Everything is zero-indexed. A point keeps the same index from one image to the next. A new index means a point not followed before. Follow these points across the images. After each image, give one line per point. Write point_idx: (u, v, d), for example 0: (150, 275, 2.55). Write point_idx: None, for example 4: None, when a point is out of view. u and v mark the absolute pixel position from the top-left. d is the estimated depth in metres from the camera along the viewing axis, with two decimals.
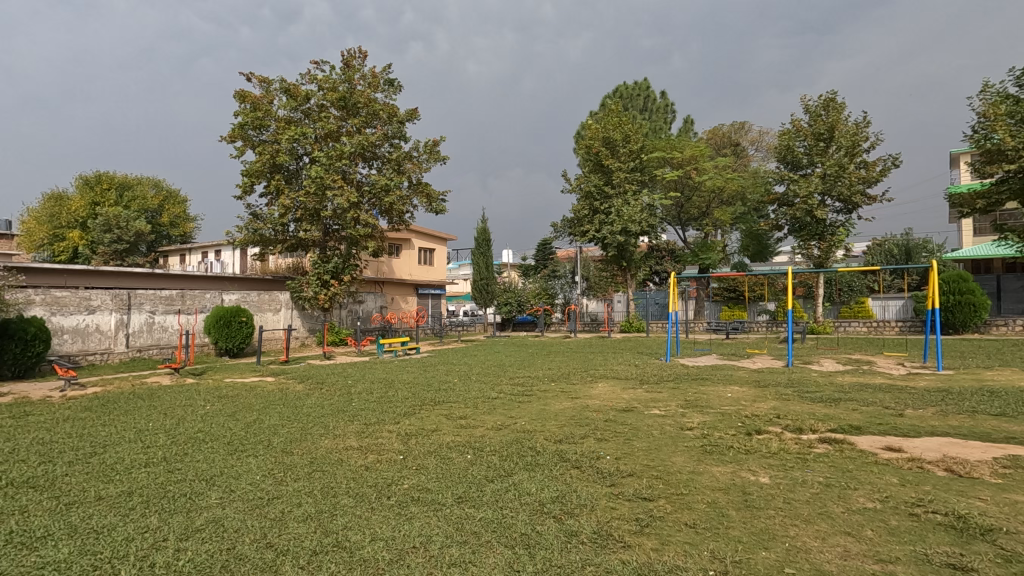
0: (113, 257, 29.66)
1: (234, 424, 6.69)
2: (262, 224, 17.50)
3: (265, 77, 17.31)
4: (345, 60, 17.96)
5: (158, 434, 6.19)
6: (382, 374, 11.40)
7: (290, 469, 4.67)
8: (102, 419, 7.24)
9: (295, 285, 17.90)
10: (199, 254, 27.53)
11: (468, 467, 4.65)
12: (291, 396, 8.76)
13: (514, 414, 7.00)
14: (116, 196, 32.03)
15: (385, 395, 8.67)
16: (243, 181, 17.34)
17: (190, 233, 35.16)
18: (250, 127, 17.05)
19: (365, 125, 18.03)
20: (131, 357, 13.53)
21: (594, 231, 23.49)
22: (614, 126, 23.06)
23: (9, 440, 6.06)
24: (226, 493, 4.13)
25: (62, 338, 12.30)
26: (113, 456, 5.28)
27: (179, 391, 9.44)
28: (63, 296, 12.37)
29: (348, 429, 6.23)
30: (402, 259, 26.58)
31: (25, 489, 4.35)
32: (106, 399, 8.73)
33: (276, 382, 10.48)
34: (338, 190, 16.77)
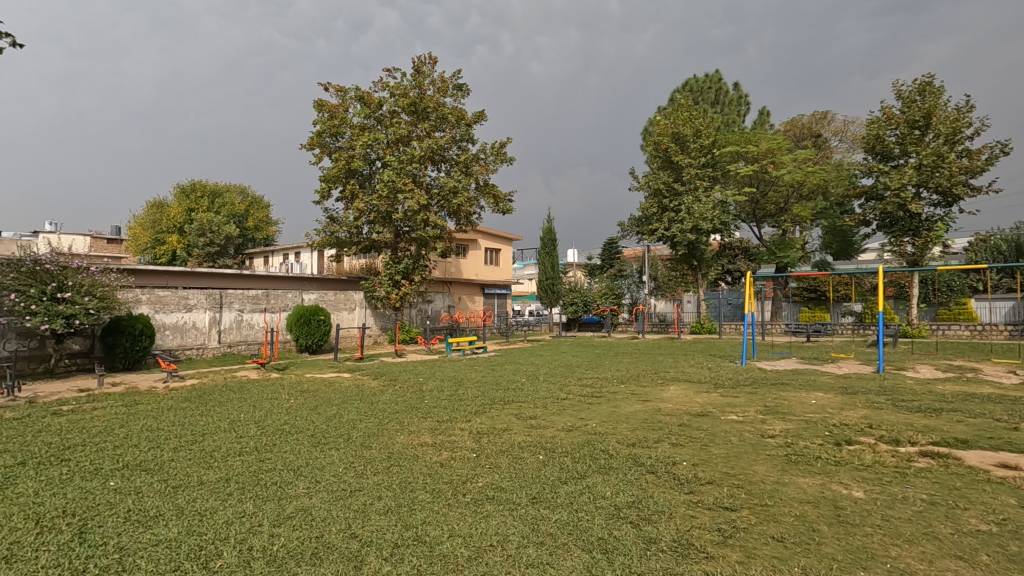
0: (206, 259, 32.21)
1: (316, 417, 7.05)
2: (338, 227, 18.34)
3: (342, 86, 18.14)
4: (416, 67, 18.58)
5: (249, 425, 6.63)
6: (451, 373, 11.61)
7: (369, 463, 4.87)
8: (200, 409, 7.85)
9: (368, 285, 18.61)
10: (281, 256, 29.27)
11: (541, 468, 4.65)
12: (367, 392, 9.15)
13: (584, 415, 6.94)
14: (208, 202, 34.73)
15: (456, 393, 8.85)
16: (322, 187, 18.24)
17: (273, 236, 37.55)
18: (327, 134, 17.90)
19: (435, 129, 18.53)
20: (222, 352, 14.58)
21: (664, 229, 22.92)
22: (683, 121, 22.42)
23: (123, 426, 6.71)
24: (312, 483, 4.36)
25: (164, 334, 13.43)
26: (211, 444, 5.72)
27: (265, 385, 10.09)
28: (164, 295, 13.48)
29: (422, 426, 6.41)
30: (469, 259, 27.02)
31: (139, 471, 4.79)
32: (203, 391, 9.48)
33: (351, 379, 10.93)
34: (409, 193, 17.27)
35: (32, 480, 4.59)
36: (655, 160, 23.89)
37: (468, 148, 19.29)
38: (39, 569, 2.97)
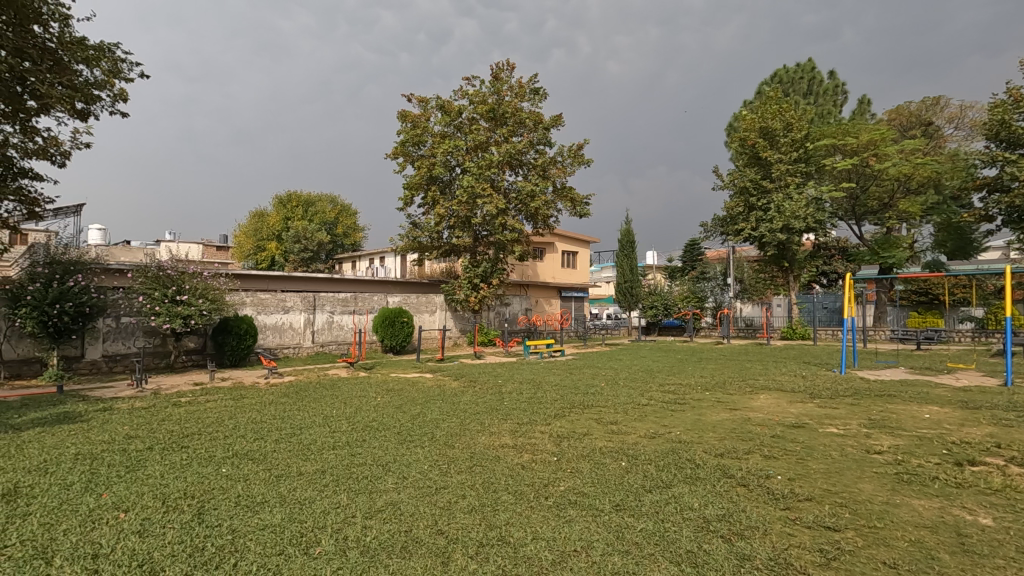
0: (301, 264, 34.53)
1: (401, 415, 7.34)
2: (420, 233, 19.00)
3: (424, 96, 18.79)
4: (494, 74, 18.91)
5: (341, 421, 7.02)
6: (529, 375, 11.67)
7: (452, 462, 4.99)
8: (297, 404, 8.42)
9: (448, 288, 19.10)
10: (367, 261, 30.80)
11: (624, 475, 4.56)
12: (448, 392, 9.39)
13: (667, 422, 6.71)
14: (303, 212, 37.26)
15: (534, 396, 8.88)
16: (405, 194, 18.98)
17: (360, 242, 39.54)
18: (410, 143, 18.61)
19: (512, 134, 18.77)
20: (316, 351, 15.54)
21: (751, 229, 21.82)
22: (772, 114, 21.18)
23: (232, 418, 7.33)
24: (400, 479, 4.54)
25: (265, 334, 14.55)
26: (308, 437, 6.11)
27: (354, 383, 10.62)
28: (266, 298, 14.59)
29: (502, 427, 6.48)
30: (546, 262, 27.06)
31: (246, 460, 5.21)
32: (299, 388, 10.14)
33: (433, 379, 11.26)
34: (487, 198, 17.59)
35: (158, 464, 5.11)
36: (741, 156, 22.77)
37: (545, 151, 19.39)
38: (167, 544, 3.30)
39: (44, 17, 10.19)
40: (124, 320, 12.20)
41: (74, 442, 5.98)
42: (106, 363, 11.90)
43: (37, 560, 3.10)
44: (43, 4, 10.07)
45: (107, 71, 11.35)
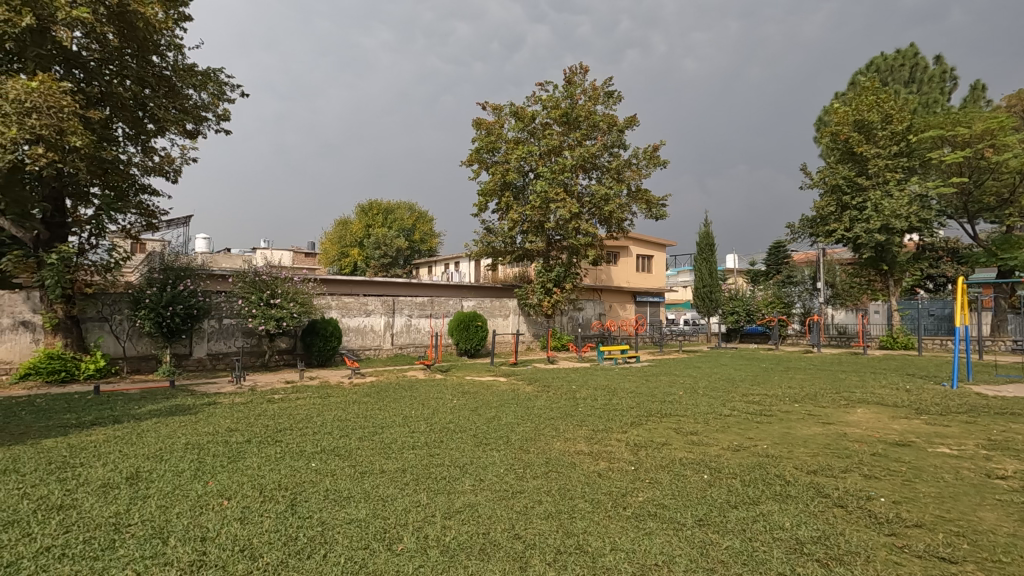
0: (381, 269, 36.22)
1: (477, 418, 7.46)
2: (495, 238, 19.27)
3: (498, 104, 19.08)
4: (568, 78, 18.90)
5: (420, 421, 7.24)
6: (603, 382, 11.48)
7: (528, 467, 4.99)
8: (378, 403, 8.80)
9: (522, 292, 19.16)
10: (443, 266, 31.68)
11: (706, 488, 4.36)
12: (523, 396, 9.43)
13: (752, 435, 6.37)
14: (383, 219, 39.00)
15: (609, 402, 8.73)
16: (479, 200, 19.33)
17: (436, 248, 40.71)
18: (484, 150, 18.93)
19: (586, 138, 18.66)
20: (395, 353, 16.14)
21: (844, 230, 20.40)
22: (869, 106, 19.63)
23: (320, 415, 7.77)
24: (477, 481, 4.60)
25: (349, 336, 15.29)
26: (389, 436, 6.35)
27: (432, 385, 10.92)
28: (349, 301, 15.33)
29: (577, 434, 6.41)
30: (620, 266, 26.60)
31: (333, 456, 5.50)
32: (380, 388, 10.57)
33: (507, 383, 11.35)
34: (560, 203, 17.54)
35: (255, 456, 5.50)
36: (833, 153, 21.30)
37: (620, 154, 19.13)
38: (265, 532, 3.53)
39: (163, 48, 11.32)
40: (225, 321, 13.26)
41: (185, 433, 6.57)
42: (210, 361, 13.00)
43: (155, 540, 3.42)
44: (164, 37, 11.18)
45: (213, 94, 12.41)
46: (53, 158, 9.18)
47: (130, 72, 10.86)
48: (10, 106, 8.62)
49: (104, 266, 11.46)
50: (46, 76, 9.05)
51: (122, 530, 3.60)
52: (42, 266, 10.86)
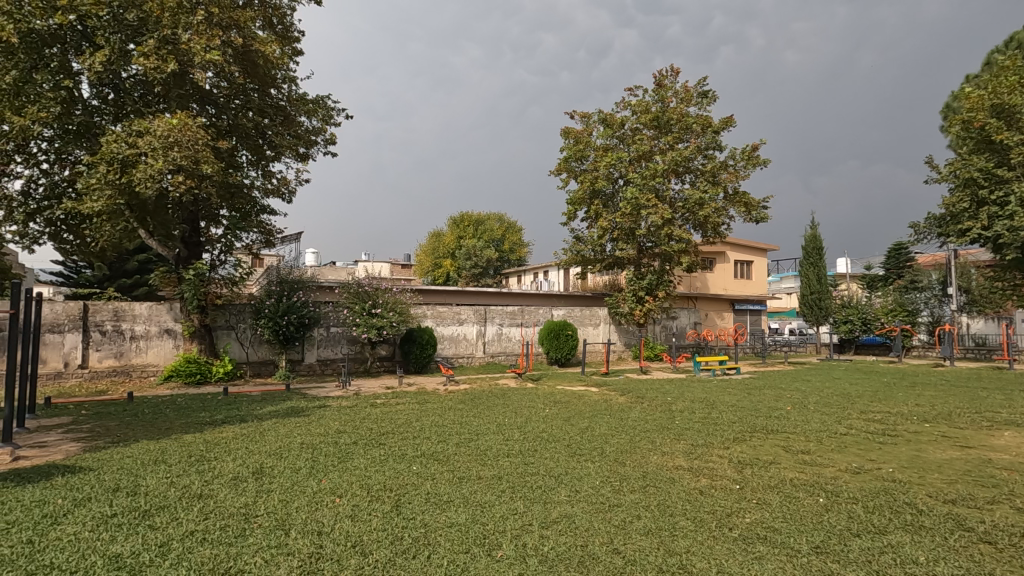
0: (473, 279, 37.58)
1: (571, 428, 7.41)
2: (584, 246, 19.14)
3: (587, 112, 18.99)
4: (658, 81, 18.47)
5: (514, 429, 7.32)
6: (701, 394, 10.94)
7: (625, 480, 4.88)
8: (473, 411, 9.02)
9: (612, 301, 18.69)
10: (532, 275, 31.97)
11: (822, 513, 4.03)
12: (616, 407, 9.23)
13: (875, 457, 5.80)
14: (474, 230, 40.14)
15: (709, 416, 8.31)
16: (568, 209, 19.31)
17: (525, 257, 41.15)
18: (573, 159, 18.90)
19: (678, 141, 18.12)
20: (487, 361, 16.48)
21: (980, 228, 18.27)
22: (1008, 87, 17.24)
23: (418, 420, 8.11)
24: (573, 492, 4.57)
25: (444, 344, 15.86)
26: (484, 443, 6.49)
27: (524, 394, 11.02)
28: (444, 311, 15.88)
29: (675, 447, 6.18)
30: (716, 273, 25.43)
31: (432, 460, 5.72)
32: (474, 395, 10.84)
33: (599, 393, 11.17)
34: (652, 209, 17.09)
35: (362, 457, 5.85)
36: (965, 142, 19.11)
37: (715, 156, 18.36)
38: (374, 530, 3.74)
39: (280, 81, 12.46)
40: (333, 330, 14.24)
41: (301, 433, 7.13)
42: (319, 367, 14.01)
43: (279, 531, 3.73)
44: (280, 71, 12.30)
45: (322, 118, 13.44)
46: (190, 185, 10.39)
47: (252, 105, 12.07)
48: (158, 141, 9.89)
49: (231, 279, 12.69)
50: (185, 114, 10.27)
51: (251, 520, 3.96)
52: (181, 281, 12.30)
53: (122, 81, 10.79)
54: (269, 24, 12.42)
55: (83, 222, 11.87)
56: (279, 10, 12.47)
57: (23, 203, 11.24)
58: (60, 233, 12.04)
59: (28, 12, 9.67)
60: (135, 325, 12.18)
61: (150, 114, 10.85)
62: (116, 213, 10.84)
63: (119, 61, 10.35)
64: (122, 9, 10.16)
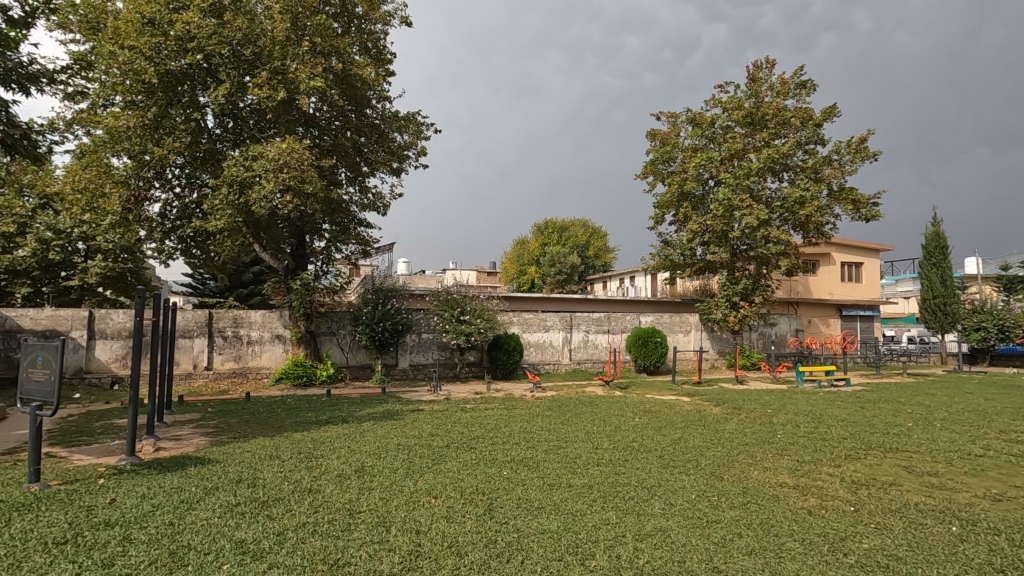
0: (557, 286, 37.79)
1: (662, 438, 7.17)
2: (673, 251, 18.52)
3: (674, 112, 18.44)
4: (752, 75, 17.55)
5: (603, 438, 7.20)
6: (806, 407, 10.17)
7: (723, 495, 4.66)
8: (560, 418, 8.98)
9: (704, 307, 17.88)
10: (618, 281, 31.44)
11: (955, 543, 3.61)
12: (711, 418, 8.81)
13: (1020, 483, 5.10)
14: (558, 237, 40.14)
15: (815, 431, 7.72)
16: (656, 213, 18.80)
17: (611, 263, 40.41)
18: (660, 162, 18.40)
19: (775, 137, 17.10)
20: (573, 368, 16.38)
21: None
22: None
23: (507, 426, 8.21)
24: (667, 505, 4.42)
25: (530, 351, 15.97)
26: (574, 451, 6.44)
27: (612, 402, 10.81)
28: (530, 318, 16.00)
29: (778, 463, 5.80)
30: (820, 276, 23.65)
31: (523, 466, 5.77)
32: (561, 402, 10.80)
33: (691, 403, 10.73)
34: (746, 210, 16.24)
35: (455, 460, 6.03)
36: None
37: (817, 151, 17.13)
38: (468, 532, 3.84)
39: (375, 101, 13.24)
40: (424, 336, 14.80)
41: (397, 435, 7.46)
42: (412, 371, 14.61)
43: (381, 527, 3.93)
44: (375, 91, 13.06)
45: (413, 134, 14.10)
46: (297, 203, 11.28)
47: (350, 125, 12.92)
48: (270, 164, 10.84)
49: (332, 288, 13.61)
50: (293, 138, 11.17)
51: (355, 515, 4.21)
52: (290, 290, 13.37)
53: (240, 111, 11.93)
54: (365, 49, 13.25)
55: (207, 239, 13.24)
56: (374, 35, 13.27)
57: (161, 223, 12.74)
58: (190, 249, 13.52)
59: (165, 55, 10.98)
60: (251, 330, 13.37)
61: (263, 139, 11.93)
62: (235, 230, 12.00)
63: (237, 92, 11.46)
64: (241, 47, 11.25)
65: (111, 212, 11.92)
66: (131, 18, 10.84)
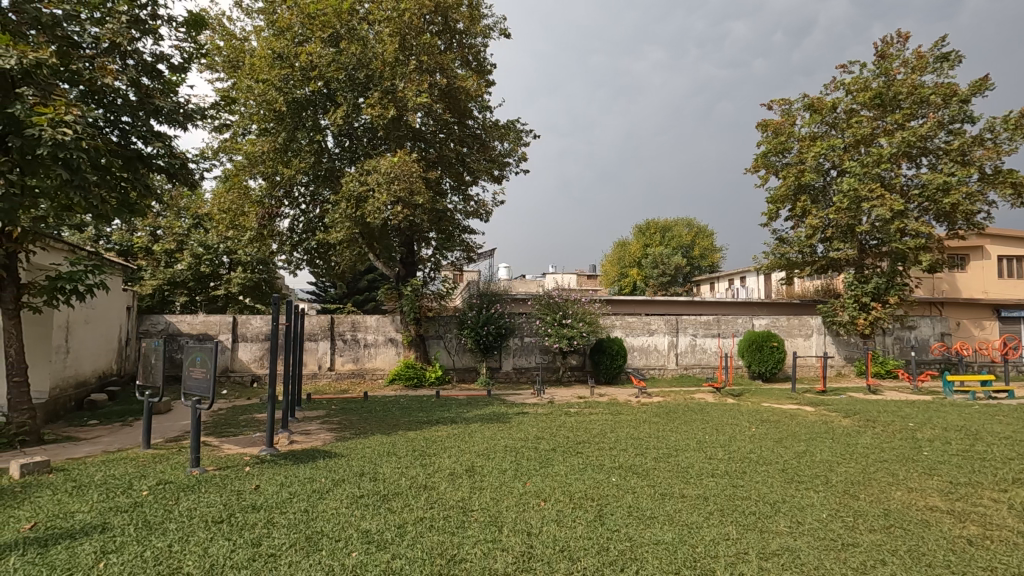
0: (660, 288, 36.49)
1: (784, 450, 6.66)
2: (789, 248, 17.19)
3: (787, 99, 17.10)
4: (880, 52, 15.85)
5: (716, 448, 6.83)
6: (958, 421, 8.94)
7: (861, 516, 4.22)
8: (668, 425, 8.65)
9: (827, 308, 16.32)
10: (727, 282, 29.79)
11: None
12: (840, 431, 8.03)
13: None
14: (661, 237, 38.79)
15: (972, 449, 6.75)
16: (769, 208, 17.56)
17: (718, 263, 38.44)
18: (773, 154, 17.18)
19: (910, 118, 15.30)
20: (680, 373, 15.73)
21: None
22: None
23: (613, 431, 8.06)
24: (795, 523, 4.09)
25: (634, 355, 15.59)
26: (685, 460, 6.18)
27: (725, 410, 10.21)
28: (633, 321, 15.61)
29: (926, 484, 5.14)
30: (971, 272, 20.74)
31: (632, 473, 5.63)
32: (669, 409, 10.40)
33: (815, 413, 9.87)
34: (877, 200, 14.63)
35: (562, 464, 6.03)
36: None
37: (965, 130, 15.07)
38: (579, 537, 3.81)
39: (476, 111, 13.66)
40: (527, 339, 14.97)
41: (503, 437, 7.60)
42: (515, 374, 14.85)
43: (494, 527, 4.02)
44: (477, 102, 13.49)
45: (513, 141, 14.36)
46: (407, 213, 11.92)
47: (454, 136, 13.45)
48: (382, 178, 11.58)
49: (439, 294, 14.20)
50: (402, 152, 11.84)
51: (468, 514, 4.35)
52: (401, 296, 14.16)
53: (355, 130, 12.87)
54: (466, 62, 13.74)
55: (329, 250, 14.41)
56: (474, 48, 13.71)
57: (290, 236, 14.06)
58: (314, 260, 14.80)
59: (292, 85, 12.14)
60: (367, 334, 14.33)
61: (376, 155, 12.77)
62: (353, 241, 12.95)
63: (353, 113, 12.35)
64: (356, 71, 12.15)
65: (250, 228, 13.37)
66: (264, 54, 12.11)
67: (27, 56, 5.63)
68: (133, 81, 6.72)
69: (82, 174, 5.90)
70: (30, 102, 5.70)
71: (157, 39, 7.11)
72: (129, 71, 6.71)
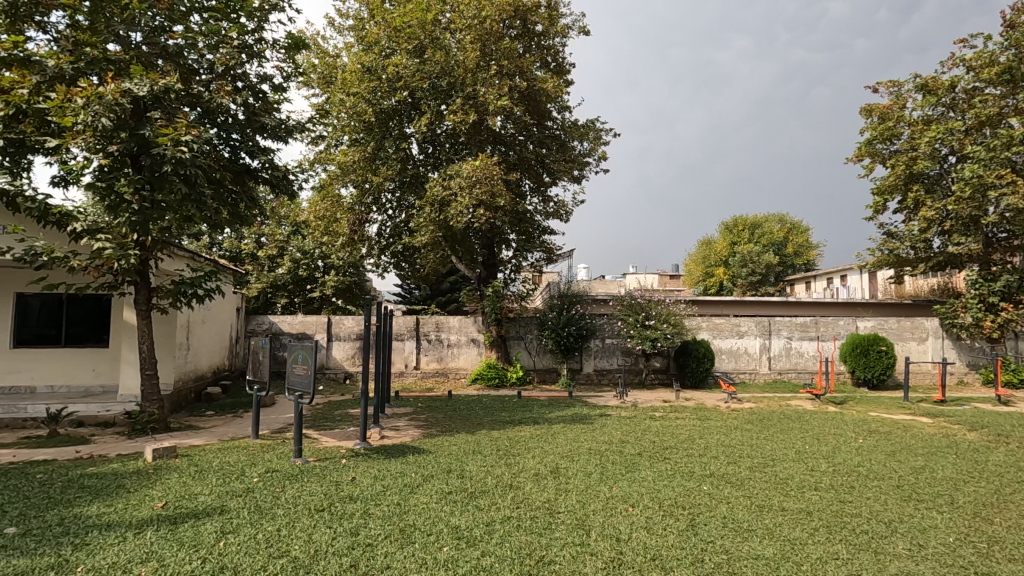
0: (749, 288, 34.60)
1: (898, 465, 6.07)
2: (899, 244, 15.71)
3: (896, 80, 15.63)
4: (1009, 21, 14.13)
5: (818, 459, 6.35)
6: None
7: (996, 543, 3.75)
8: (762, 433, 8.16)
9: (946, 310, 14.67)
10: (825, 281, 27.74)
11: None
12: (965, 446, 7.21)
13: None
14: (749, 234, 36.86)
15: None
16: (875, 200, 16.12)
17: (815, 261, 35.98)
18: (878, 141, 15.78)
19: None
20: (773, 379, 14.82)
21: None
22: None
23: (703, 438, 7.71)
24: (915, 546, 3.71)
25: (722, 358, 14.87)
26: (784, 471, 5.79)
27: (825, 419, 9.46)
28: (721, 322, 14.91)
29: None
30: None
31: (724, 482, 5.36)
32: (762, 416, 9.81)
33: (934, 425, 8.93)
34: (1007, 187, 12.97)
35: (648, 469, 5.86)
36: None
37: None
38: (672, 546, 3.68)
39: (556, 112, 13.66)
40: (608, 341, 14.74)
41: (587, 439, 7.51)
42: (597, 376, 14.65)
43: (582, 530, 3.98)
44: (557, 103, 13.49)
45: (593, 140, 14.21)
46: (489, 216, 12.13)
47: (533, 138, 13.53)
48: (464, 182, 11.84)
49: (520, 295, 14.32)
50: (484, 156, 12.06)
51: (555, 515, 4.33)
52: (483, 298, 14.41)
53: (439, 137, 13.30)
54: (545, 64, 13.80)
55: (413, 253, 14.95)
56: (553, 49, 13.73)
57: (379, 241, 14.74)
58: (401, 263, 15.42)
59: (380, 96, 12.71)
60: (450, 334, 14.71)
61: (458, 160, 13.11)
62: (437, 244, 13.34)
63: (436, 120, 12.79)
64: (439, 80, 12.54)
65: (342, 234, 14.17)
66: (354, 69, 12.80)
67: (157, 83, 6.31)
68: (243, 101, 7.32)
69: (199, 188, 6.56)
70: (158, 124, 6.37)
71: (262, 61, 7.74)
72: (239, 92, 7.34)
